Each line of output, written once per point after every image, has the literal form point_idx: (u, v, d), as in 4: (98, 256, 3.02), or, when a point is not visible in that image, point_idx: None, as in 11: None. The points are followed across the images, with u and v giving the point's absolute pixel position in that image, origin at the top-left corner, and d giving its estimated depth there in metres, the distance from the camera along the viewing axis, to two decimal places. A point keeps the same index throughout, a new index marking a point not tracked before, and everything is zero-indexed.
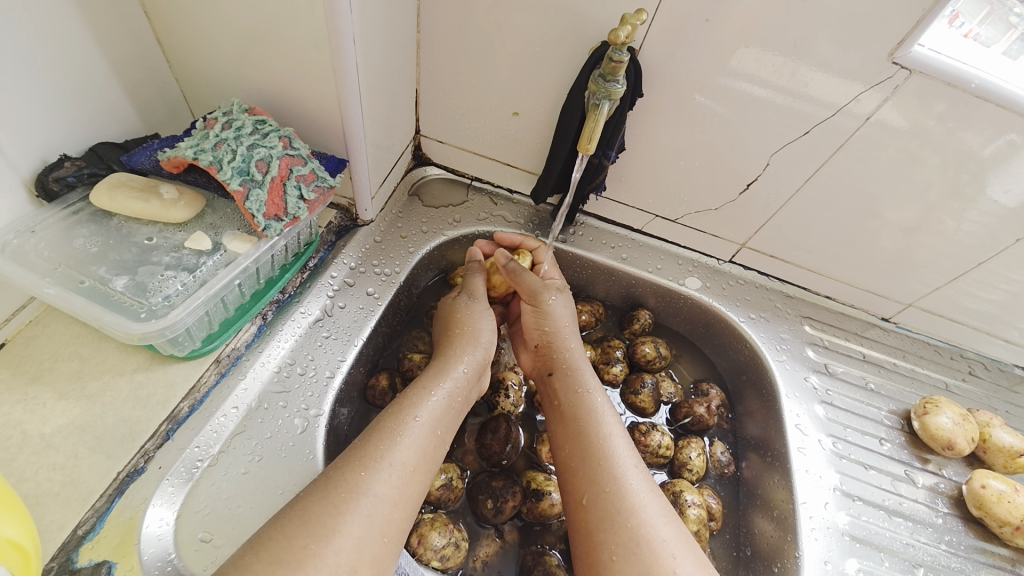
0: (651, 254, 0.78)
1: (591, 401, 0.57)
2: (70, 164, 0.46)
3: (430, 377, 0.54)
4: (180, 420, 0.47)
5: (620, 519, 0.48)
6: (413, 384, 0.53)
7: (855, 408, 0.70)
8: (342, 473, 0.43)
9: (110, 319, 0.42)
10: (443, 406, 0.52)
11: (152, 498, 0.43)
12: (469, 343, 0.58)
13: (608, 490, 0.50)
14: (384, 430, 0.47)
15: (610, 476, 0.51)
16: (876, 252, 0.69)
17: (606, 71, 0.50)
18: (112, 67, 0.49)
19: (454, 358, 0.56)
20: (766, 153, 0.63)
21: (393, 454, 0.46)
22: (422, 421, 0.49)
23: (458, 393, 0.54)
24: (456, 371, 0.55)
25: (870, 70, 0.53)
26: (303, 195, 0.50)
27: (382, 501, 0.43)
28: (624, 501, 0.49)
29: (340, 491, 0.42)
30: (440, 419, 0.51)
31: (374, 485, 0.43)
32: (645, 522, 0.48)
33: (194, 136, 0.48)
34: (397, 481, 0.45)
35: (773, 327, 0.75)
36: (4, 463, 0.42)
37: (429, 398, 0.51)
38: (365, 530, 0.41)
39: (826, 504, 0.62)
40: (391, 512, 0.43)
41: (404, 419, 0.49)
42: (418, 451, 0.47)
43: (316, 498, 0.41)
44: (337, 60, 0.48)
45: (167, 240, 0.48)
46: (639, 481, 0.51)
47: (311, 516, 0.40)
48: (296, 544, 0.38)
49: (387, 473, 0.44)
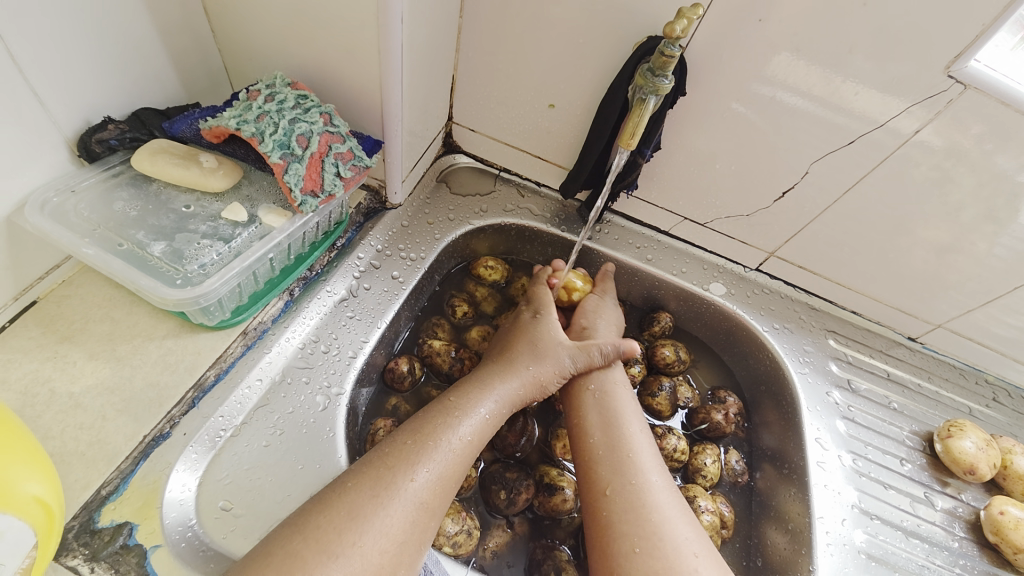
0: (676, 256, 0.77)
1: (620, 393, 0.58)
2: (113, 127, 0.46)
3: (486, 381, 0.53)
4: (206, 389, 0.47)
5: (644, 513, 0.48)
6: (460, 389, 0.53)
7: (876, 426, 0.69)
8: (392, 474, 0.43)
9: (147, 283, 0.42)
10: (490, 424, 0.51)
11: (175, 464, 0.44)
12: (535, 360, 0.57)
13: (634, 483, 0.50)
14: (428, 438, 0.47)
15: (636, 471, 0.51)
16: (909, 269, 0.68)
17: (655, 65, 0.50)
18: (158, 32, 0.49)
19: (517, 367, 0.56)
20: (806, 161, 0.61)
21: (436, 464, 0.45)
22: (474, 438, 0.49)
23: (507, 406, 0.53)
24: (509, 387, 0.54)
25: (923, 82, 0.51)
26: (339, 173, 0.50)
27: (420, 506, 0.43)
28: (648, 497, 0.49)
29: (389, 491, 0.42)
30: (485, 431, 0.50)
31: (415, 489, 0.43)
32: (667, 519, 0.48)
33: (237, 106, 0.48)
34: (438, 488, 0.45)
35: (796, 339, 0.74)
36: (32, 419, 0.42)
37: (479, 411, 0.51)
38: (405, 534, 0.41)
39: (843, 521, 0.61)
40: (427, 518, 0.43)
41: (450, 422, 0.48)
42: (459, 462, 0.47)
43: (365, 493, 0.42)
44: (382, 39, 0.48)
45: (204, 209, 0.48)
46: (661, 479, 0.51)
47: (359, 512, 0.41)
48: (344, 538, 0.39)
49: (429, 480, 0.44)
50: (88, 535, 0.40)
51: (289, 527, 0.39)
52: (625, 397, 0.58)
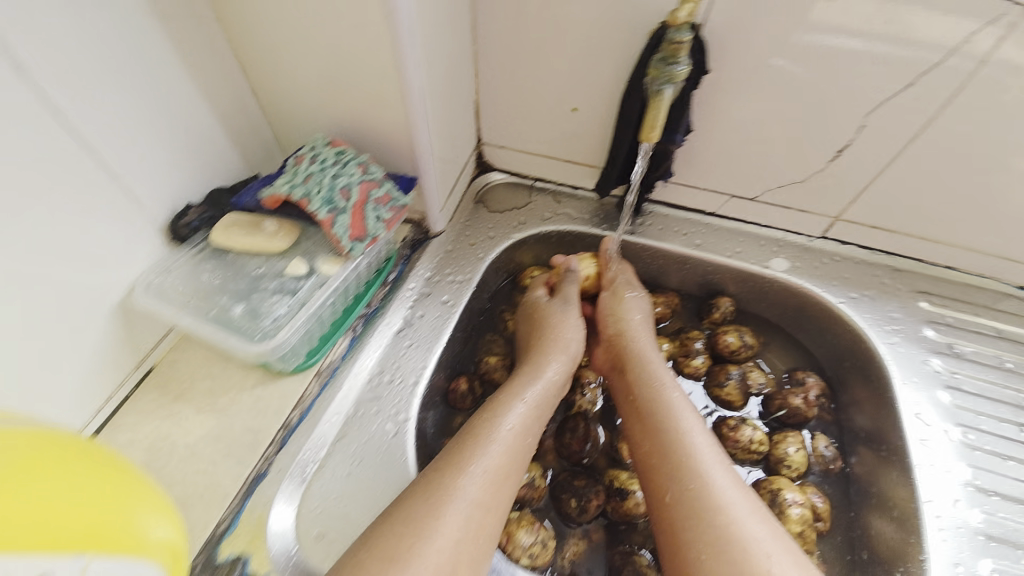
0: (728, 237, 0.74)
1: (668, 397, 0.56)
2: (193, 211, 0.55)
3: (521, 384, 0.56)
4: (292, 428, 0.54)
5: (707, 518, 0.46)
6: (500, 392, 0.55)
7: (989, 393, 0.62)
8: (440, 478, 0.47)
9: (234, 341, 0.49)
10: (532, 414, 0.53)
11: (275, 499, 0.50)
12: (558, 350, 0.59)
13: (692, 488, 0.48)
14: (477, 436, 0.50)
15: (693, 474, 0.49)
16: (1010, 211, 0.59)
17: (666, 54, 0.49)
18: (219, 120, 0.57)
19: (542, 363, 0.58)
20: (860, 113, 0.57)
21: (486, 459, 0.48)
22: (512, 429, 0.51)
23: (547, 396, 0.56)
24: (546, 374, 0.57)
25: (983, 5, 0.46)
26: (380, 215, 0.54)
27: (475, 505, 0.46)
28: (710, 500, 0.47)
29: (440, 495, 0.45)
30: (527, 425, 0.52)
31: (467, 489, 0.46)
32: (735, 520, 0.46)
33: (287, 172, 0.54)
34: (489, 485, 0.47)
35: (879, 307, 0.67)
36: (159, 468, 0.51)
37: (519, 407, 0.53)
38: (462, 533, 0.44)
39: (956, 502, 0.55)
40: (483, 517, 0.46)
41: (495, 424, 0.51)
42: (508, 456, 0.50)
43: (418, 499, 0.45)
44: (402, 86, 0.51)
45: (271, 268, 0.54)
46: (724, 478, 0.49)
47: (413, 516, 0.44)
48: (404, 543, 0.42)
49: (480, 477, 0.47)
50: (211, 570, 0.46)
51: (359, 542, 0.43)
52: (677, 400, 0.56)
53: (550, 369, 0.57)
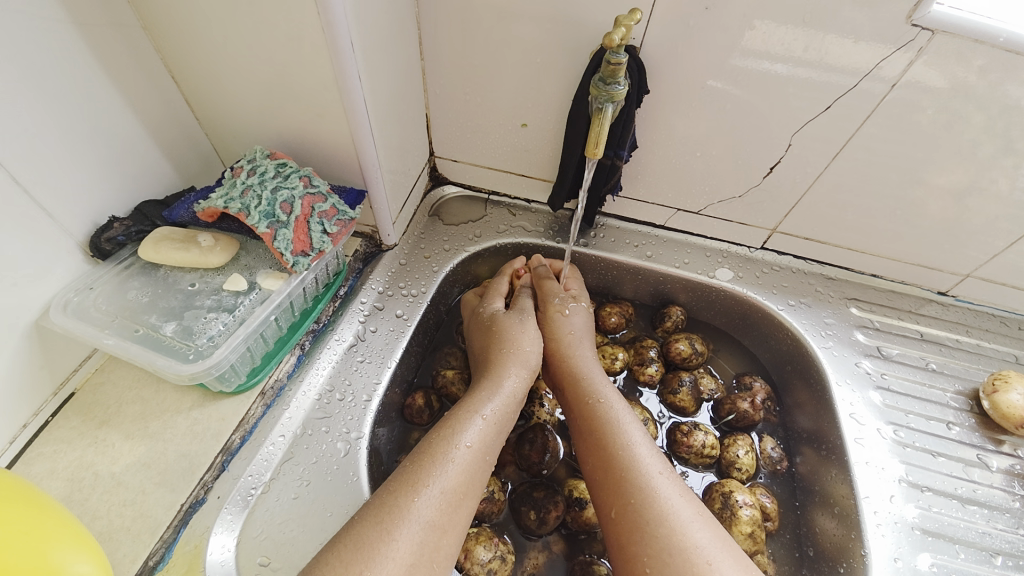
0: (677, 249, 0.76)
1: (611, 409, 0.56)
2: (119, 224, 0.51)
3: (480, 398, 0.54)
4: (233, 452, 0.50)
5: (650, 531, 0.47)
6: (459, 406, 0.54)
7: (916, 392, 0.66)
8: (394, 499, 0.45)
9: (163, 362, 0.45)
10: (492, 428, 0.52)
11: (213, 527, 0.46)
12: (518, 364, 0.59)
13: (632, 502, 0.49)
14: (432, 454, 0.48)
15: (635, 488, 0.50)
16: (923, 223, 0.65)
17: (605, 75, 0.50)
18: (149, 130, 0.54)
19: (502, 375, 0.57)
20: (789, 131, 0.60)
21: (443, 478, 0.47)
22: (471, 447, 0.50)
23: (506, 409, 0.55)
24: (504, 387, 0.56)
25: (888, 35, 0.50)
26: (326, 229, 0.52)
27: (429, 527, 0.44)
28: (652, 512, 0.48)
29: (393, 516, 0.44)
30: (487, 439, 0.51)
31: (421, 510, 0.45)
32: (678, 530, 0.46)
33: (224, 185, 0.52)
34: (445, 505, 0.46)
35: (815, 313, 0.71)
36: (80, 502, 0.46)
37: (477, 422, 0.52)
38: (415, 556, 0.42)
39: (892, 498, 0.58)
40: (439, 537, 0.44)
41: (449, 441, 0.49)
42: (466, 473, 0.48)
43: (370, 523, 0.43)
44: (346, 99, 0.50)
45: (208, 284, 0.51)
46: (668, 488, 0.50)
47: (364, 541, 0.42)
48: (352, 571, 0.40)
49: (436, 498, 0.46)
50: None
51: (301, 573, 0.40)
52: (623, 410, 0.56)
53: (510, 381, 0.57)
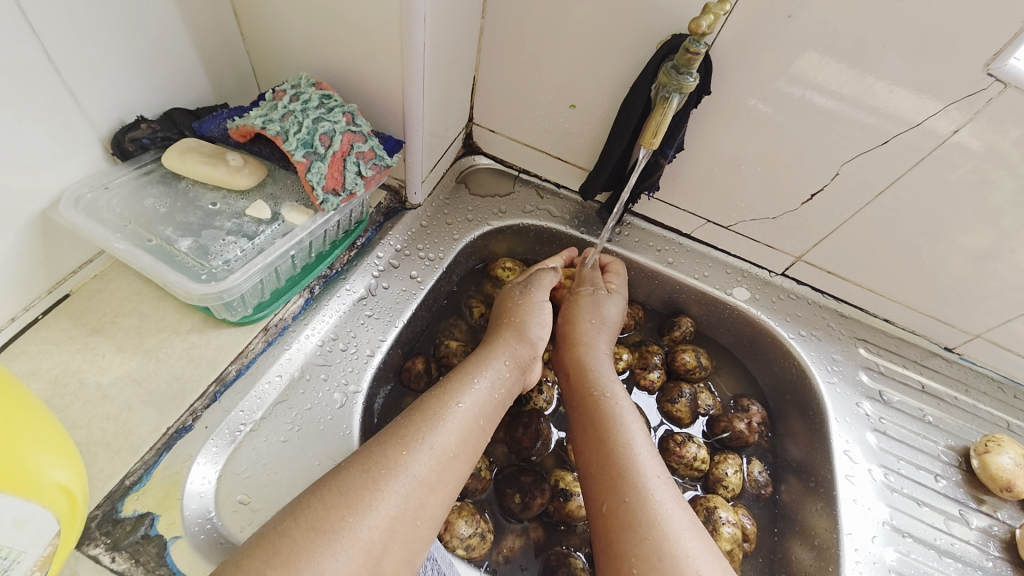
0: (698, 260, 0.75)
1: (613, 405, 0.56)
2: (144, 126, 0.48)
3: (474, 364, 0.53)
4: (227, 383, 0.48)
5: (641, 532, 0.46)
6: (457, 370, 0.53)
7: (910, 440, 0.66)
8: (384, 450, 0.44)
9: (174, 278, 0.43)
10: (487, 396, 0.51)
11: (197, 456, 0.44)
12: (514, 335, 0.57)
13: (627, 501, 0.48)
14: (428, 412, 0.47)
15: (631, 487, 0.49)
16: (946, 279, 0.64)
17: (679, 63, 0.49)
18: (190, 35, 0.51)
19: (496, 349, 0.55)
20: (835, 163, 0.59)
21: (435, 437, 0.45)
22: (465, 407, 0.49)
23: (504, 383, 0.53)
24: (500, 360, 0.54)
25: (958, 84, 0.49)
26: (360, 172, 0.50)
27: (418, 483, 0.43)
28: (645, 513, 0.47)
29: (381, 467, 0.42)
30: (483, 406, 0.50)
31: (411, 464, 0.43)
32: (669, 535, 0.46)
33: (263, 106, 0.49)
34: (436, 464, 0.44)
35: (824, 347, 0.71)
36: (61, 408, 0.44)
37: (473, 386, 0.50)
38: (400, 510, 0.41)
39: (873, 538, 0.59)
40: (426, 496, 0.43)
41: (447, 402, 0.48)
42: (461, 437, 0.47)
43: (356, 471, 0.42)
44: (404, 39, 0.48)
45: (230, 207, 0.49)
46: (663, 491, 0.49)
47: (348, 489, 0.41)
48: (333, 515, 0.39)
49: (426, 456, 0.44)
50: (110, 524, 0.41)
51: (286, 510, 0.39)
52: (625, 408, 0.56)
53: (506, 355, 0.55)
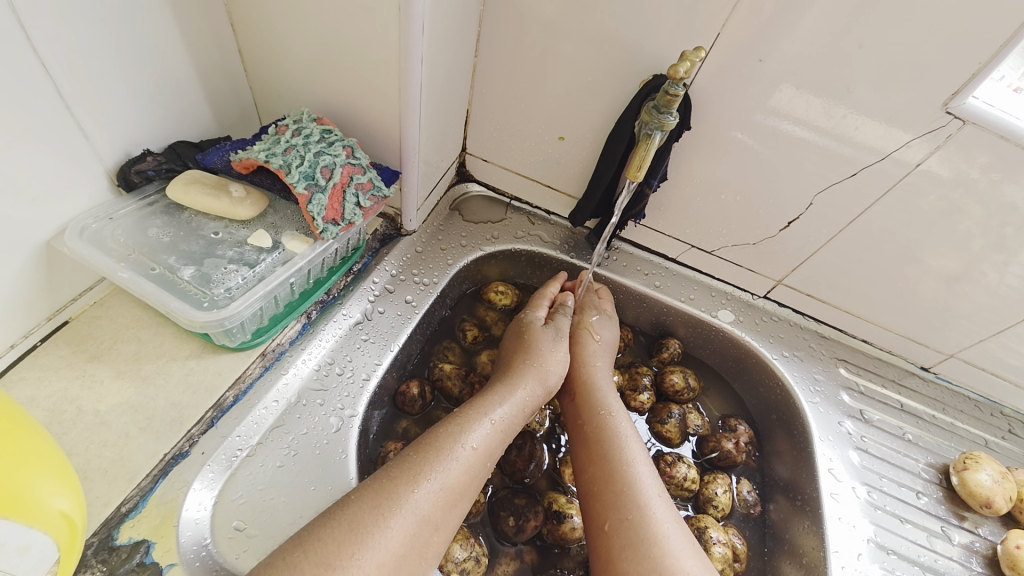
0: (684, 283, 0.78)
1: (616, 424, 0.57)
2: (150, 158, 0.50)
3: (489, 399, 0.54)
4: (224, 409, 0.49)
5: (644, 548, 0.47)
6: (467, 407, 0.53)
7: (891, 458, 0.68)
8: (393, 484, 0.44)
9: (176, 305, 0.44)
10: (498, 435, 0.52)
11: (193, 482, 0.44)
12: (534, 377, 0.57)
13: (631, 518, 0.49)
14: (437, 450, 0.47)
15: (633, 505, 0.50)
16: (918, 300, 0.68)
17: (660, 103, 0.53)
18: (197, 71, 0.53)
19: (515, 385, 0.56)
20: (809, 193, 0.62)
21: (444, 475, 0.46)
22: (476, 449, 0.49)
23: (514, 418, 0.54)
24: (515, 395, 0.55)
25: (920, 119, 0.53)
26: (359, 202, 0.52)
27: (424, 521, 0.43)
28: (647, 531, 0.48)
29: (391, 504, 0.43)
30: (492, 442, 0.51)
31: (419, 503, 0.44)
32: (669, 554, 0.47)
33: (266, 140, 0.51)
34: (441, 501, 0.45)
35: (806, 367, 0.73)
36: (58, 436, 0.44)
37: (485, 424, 0.51)
38: (405, 548, 0.42)
39: (860, 555, 0.60)
40: (429, 535, 0.44)
41: (456, 441, 0.49)
42: (466, 476, 0.47)
43: (367, 506, 0.42)
44: (403, 77, 0.51)
45: (232, 235, 0.50)
46: (662, 510, 0.51)
47: (359, 522, 0.41)
48: (343, 550, 0.39)
49: (434, 493, 0.45)
50: (106, 552, 0.41)
51: (291, 543, 0.40)
52: (628, 430, 0.57)
53: (521, 391, 0.55)
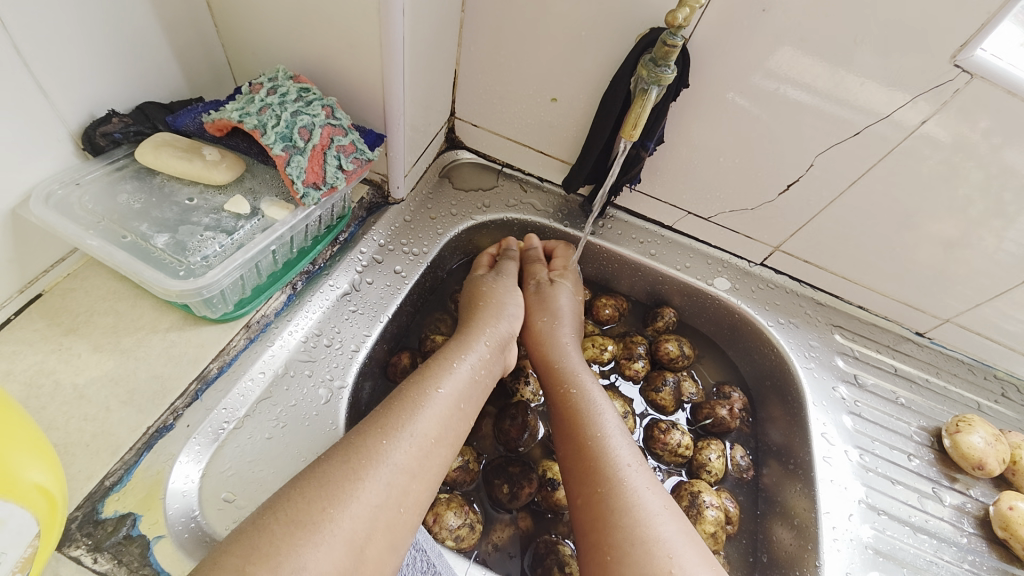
0: (680, 251, 0.76)
1: (586, 398, 0.56)
2: (116, 120, 0.47)
3: (453, 352, 0.54)
4: (209, 381, 0.48)
5: (614, 520, 0.47)
6: (435, 358, 0.53)
7: (884, 422, 0.68)
8: (363, 439, 0.44)
9: (150, 275, 0.42)
10: (469, 381, 0.52)
11: (179, 455, 0.44)
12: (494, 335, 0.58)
13: (601, 490, 0.49)
14: (408, 400, 0.47)
15: (604, 477, 0.50)
16: (916, 265, 0.67)
17: (657, 56, 0.50)
18: (162, 26, 0.50)
19: (474, 344, 0.56)
20: (810, 155, 0.60)
21: (414, 423, 0.46)
22: (445, 395, 0.49)
23: (478, 377, 0.54)
24: (475, 349, 0.55)
25: (928, 75, 0.50)
26: (341, 165, 0.50)
27: (399, 470, 0.43)
28: (618, 501, 0.48)
29: (361, 456, 0.42)
30: (462, 393, 0.51)
31: (390, 452, 0.43)
32: (641, 520, 0.47)
33: (240, 100, 0.49)
34: (417, 450, 0.45)
35: (802, 334, 0.73)
36: (38, 410, 0.43)
37: (450, 374, 0.51)
38: (382, 499, 0.41)
39: (850, 516, 0.61)
40: (408, 483, 0.43)
41: (426, 389, 0.49)
42: (442, 419, 0.47)
43: (337, 461, 0.42)
44: (382, 32, 0.47)
45: (207, 202, 0.48)
46: (637, 479, 0.50)
47: (329, 478, 0.41)
48: (313, 507, 0.39)
49: (406, 442, 0.44)
50: (92, 525, 0.40)
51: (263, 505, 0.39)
52: (600, 401, 0.56)
53: (479, 346, 0.56)
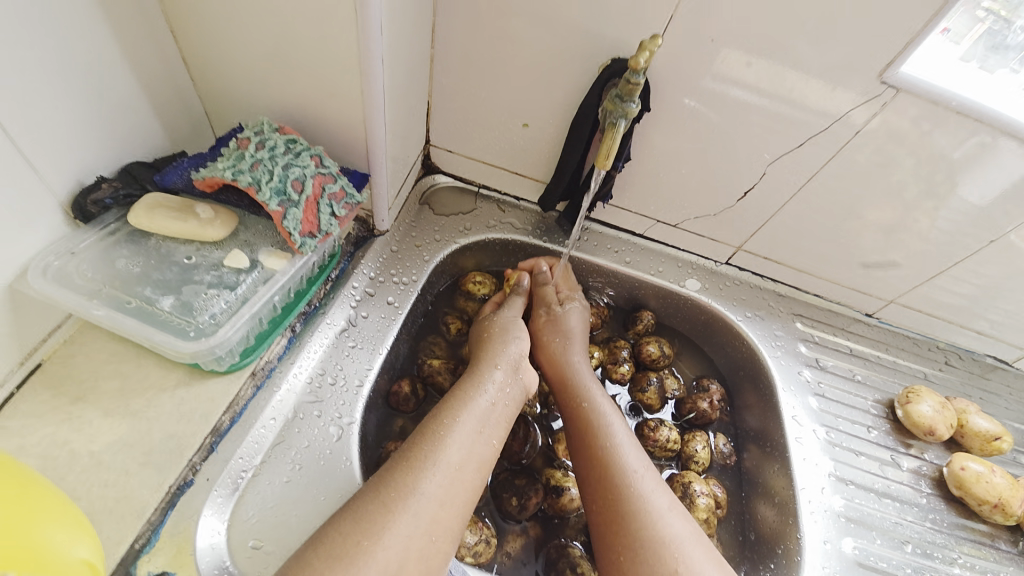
0: (652, 257, 0.81)
1: (595, 407, 0.60)
2: (106, 186, 0.47)
3: (469, 382, 0.56)
4: (222, 433, 0.49)
5: (628, 520, 0.52)
6: (454, 390, 0.56)
7: (845, 399, 0.76)
8: (390, 473, 0.46)
9: (161, 338, 0.43)
10: (487, 410, 0.54)
11: (203, 509, 0.45)
12: (502, 350, 0.61)
13: (615, 494, 0.54)
14: (430, 433, 0.50)
15: (616, 481, 0.54)
16: (861, 254, 0.74)
17: (623, 92, 0.54)
18: (141, 86, 0.50)
19: (489, 365, 0.59)
20: (763, 165, 0.67)
21: (439, 456, 0.48)
22: (463, 424, 0.51)
23: (498, 396, 0.56)
24: (492, 375, 0.57)
25: (857, 93, 0.57)
26: (334, 212, 0.52)
27: (428, 500, 0.45)
28: (630, 504, 0.52)
29: (390, 490, 0.45)
30: (484, 421, 0.53)
31: (417, 484, 0.46)
32: (653, 518, 0.51)
33: (228, 155, 0.50)
34: (444, 480, 0.47)
35: (767, 325, 0.79)
36: (57, 480, 0.43)
37: (472, 405, 0.53)
38: (413, 529, 0.44)
39: (823, 489, 0.68)
40: (438, 511, 0.46)
41: (447, 423, 0.51)
42: (461, 450, 0.50)
43: (368, 497, 0.45)
44: (365, 81, 0.50)
45: (205, 258, 0.49)
46: (646, 481, 0.55)
47: (362, 513, 0.43)
48: (350, 542, 0.41)
49: (431, 474, 0.47)
50: None
51: (304, 545, 0.42)
52: (607, 408, 0.61)
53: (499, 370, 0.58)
